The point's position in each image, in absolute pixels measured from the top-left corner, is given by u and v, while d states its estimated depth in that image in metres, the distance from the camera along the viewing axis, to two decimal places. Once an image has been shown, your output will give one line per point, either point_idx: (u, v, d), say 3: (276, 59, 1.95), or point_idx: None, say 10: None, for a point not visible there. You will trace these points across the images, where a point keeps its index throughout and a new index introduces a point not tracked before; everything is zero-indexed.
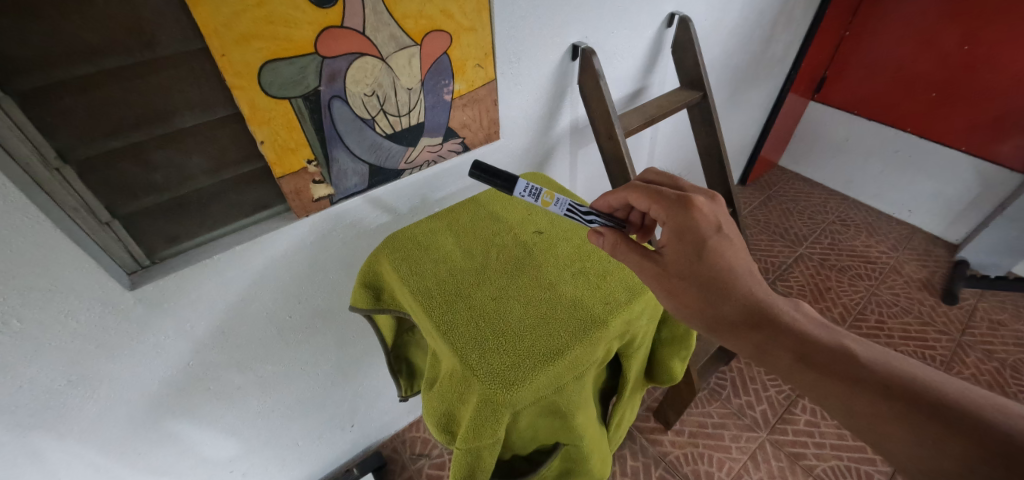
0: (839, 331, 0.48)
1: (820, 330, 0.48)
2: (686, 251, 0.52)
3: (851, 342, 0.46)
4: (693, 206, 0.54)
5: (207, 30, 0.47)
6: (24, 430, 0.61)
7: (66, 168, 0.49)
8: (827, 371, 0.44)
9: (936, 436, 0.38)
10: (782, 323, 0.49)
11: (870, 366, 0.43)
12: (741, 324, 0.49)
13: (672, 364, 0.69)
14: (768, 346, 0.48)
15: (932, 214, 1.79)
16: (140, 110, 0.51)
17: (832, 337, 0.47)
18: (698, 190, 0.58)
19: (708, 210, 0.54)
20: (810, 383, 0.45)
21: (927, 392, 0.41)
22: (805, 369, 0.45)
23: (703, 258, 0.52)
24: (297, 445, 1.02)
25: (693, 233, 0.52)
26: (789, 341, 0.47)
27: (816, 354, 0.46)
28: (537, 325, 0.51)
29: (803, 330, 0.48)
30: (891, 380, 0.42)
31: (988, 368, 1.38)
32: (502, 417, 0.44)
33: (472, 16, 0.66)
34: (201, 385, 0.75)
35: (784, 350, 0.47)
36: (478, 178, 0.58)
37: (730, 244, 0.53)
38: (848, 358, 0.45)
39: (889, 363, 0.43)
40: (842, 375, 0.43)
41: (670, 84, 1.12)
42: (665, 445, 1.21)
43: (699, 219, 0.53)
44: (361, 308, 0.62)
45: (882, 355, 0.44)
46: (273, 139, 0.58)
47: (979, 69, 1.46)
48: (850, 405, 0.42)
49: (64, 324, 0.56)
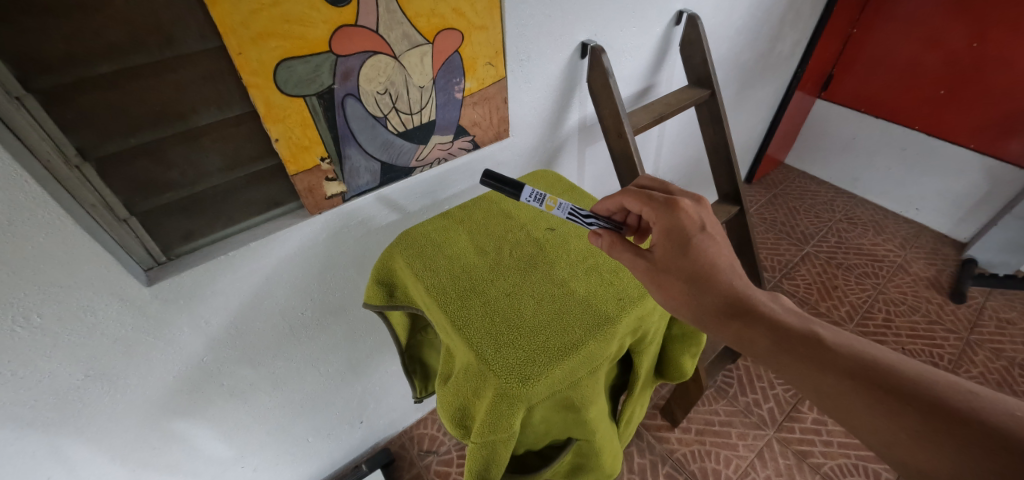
0: (811, 317, 0.48)
1: (793, 317, 0.48)
2: (672, 249, 0.52)
3: (818, 327, 0.46)
4: (678, 208, 0.54)
5: (225, 28, 0.48)
6: (43, 424, 0.62)
7: (86, 166, 0.51)
8: (797, 354, 0.45)
9: (894, 410, 0.39)
10: (760, 312, 0.49)
11: (835, 349, 0.44)
12: (723, 314, 0.49)
13: (682, 360, 0.69)
14: (746, 333, 0.48)
15: (941, 213, 1.78)
16: (158, 108, 0.52)
17: (803, 323, 0.47)
18: (686, 194, 0.59)
19: (693, 212, 0.54)
20: (783, 366, 0.45)
21: (886, 370, 0.41)
22: (778, 352, 0.46)
23: (689, 250, 0.52)
24: (307, 442, 1.03)
25: (680, 233, 0.53)
26: (763, 328, 0.47)
27: (788, 338, 0.46)
28: (551, 321, 0.51)
29: (776, 317, 0.48)
30: (854, 360, 0.42)
31: (997, 367, 1.37)
32: (516, 412, 0.45)
33: (483, 14, 0.66)
34: (214, 381, 0.76)
35: (759, 334, 0.47)
36: (489, 185, 0.59)
37: (717, 244, 0.53)
38: (815, 341, 0.45)
39: (853, 345, 0.44)
40: (809, 356, 0.44)
41: (678, 82, 1.12)
42: (673, 443, 1.21)
43: (685, 220, 0.53)
44: (374, 304, 0.63)
45: (847, 339, 0.45)
46: (288, 136, 0.59)
47: (988, 66, 1.45)
48: (817, 385, 0.43)
49: (84, 319, 0.56)
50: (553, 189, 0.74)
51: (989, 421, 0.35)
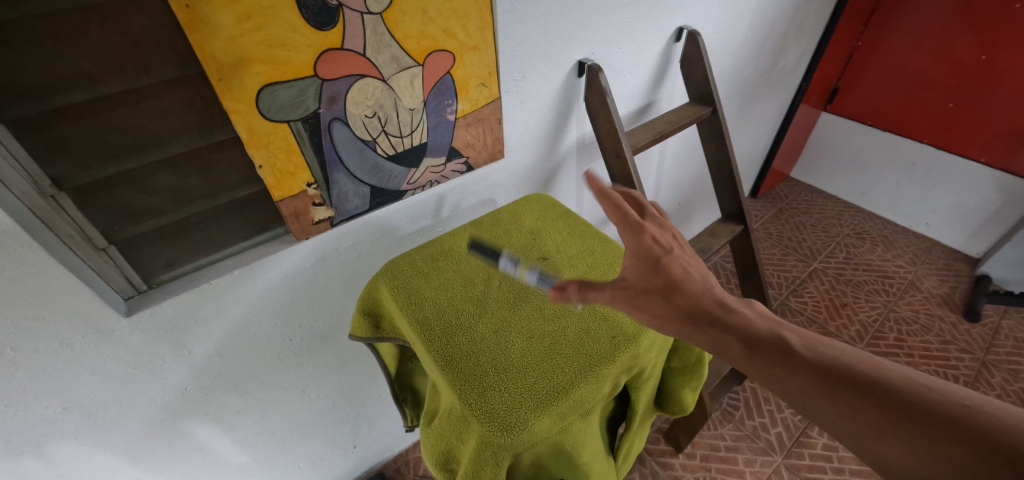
0: (778, 321, 0.46)
1: (759, 319, 0.46)
2: (646, 270, 0.48)
3: (785, 331, 0.44)
4: (644, 231, 0.49)
5: (204, 54, 0.46)
6: (16, 456, 0.59)
7: (60, 195, 0.49)
8: (767, 357, 0.43)
9: (856, 407, 0.38)
10: (732, 320, 0.46)
11: (802, 351, 0.42)
12: (688, 315, 0.46)
13: (684, 394, 0.66)
14: (721, 339, 0.45)
15: (952, 228, 1.74)
16: (137, 136, 0.51)
17: (769, 327, 0.45)
18: (654, 211, 0.53)
19: (662, 238, 0.50)
20: (755, 369, 0.43)
21: (847, 368, 0.40)
22: (752, 355, 0.43)
23: (659, 269, 0.48)
24: (298, 467, 1.00)
25: (649, 254, 0.49)
26: (733, 330, 0.45)
27: (758, 342, 0.44)
28: (540, 360, 0.48)
29: (747, 322, 0.45)
30: (818, 360, 0.41)
31: (1014, 389, 1.32)
32: (502, 460, 0.42)
33: (475, 34, 0.65)
34: (200, 409, 0.73)
35: (733, 340, 0.45)
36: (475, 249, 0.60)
37: (686, 262, 0.49)
38: (782, 345, 0.43)
39: (818, 346, 0.43)
40: (775, 358, 0.42)
41: (680, 99, 1.11)
42: (677, 469, 1.17)
43: (653, 243, 0.49)
44: (360, 336, 0.60)
45: (811, 339, 0.43)
46: (272, 163, 0.57)
47: (996, 79, 1.42)
48: (788, 386, 0.41)
49: (59, 352, 0.54)
50: (549, 216, 0.70)
51: (939, 411, 0.35)
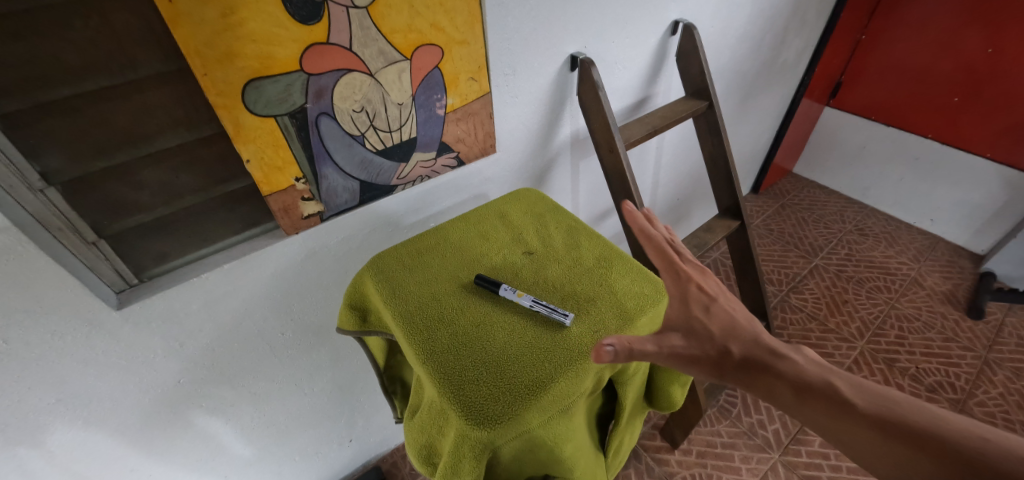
0: (830, 369, 0.44)
1: (810, 366, 0.45)
2: (696, 316, 0.50)
3: (837, 379, 0.43)
4: (688, 280, 0.54)
5: (187, 49, 0.47)
6: (13, 447, 0.61)
7: (50, 190, 0.49)
8: (818, 406, 0.42)
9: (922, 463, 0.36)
10: (779, 368, 0.45)
11: (857, 402, 0.41)
12: (744, 363, 0.46)
13: (671, 389, 0.66)
14: (771, 387, 0.44)
15: (955, 224, 1.72)
16: (123, 132, 0.51)
17: (820, 374, 0.44)
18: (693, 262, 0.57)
19: (712, 289, 0.53)
20: (808, 419, 0.42)
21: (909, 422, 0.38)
22: (802, 405, 0.42)
23: (708, 315, 0.50)
24: (294, 460, 1.01)
25: (696, 301, 0.52)
26: (780, 377, 0.44)
27: (809, 391, 0.43)
28: (521, 354, 0.48)
29: (797, 368, 0.45)
30: (875, 414, 0.40)
31: (1017, 387, 1.30)
32: (481, 454, 0.43)
33: (463, 29, 0.64)
34: (195, 401, 0.74)
35: (781, 388, 0.44)
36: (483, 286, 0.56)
37: (731, 308, 0.51)
38: (832, 394, 0.42)
39: (875, 397, 0.41)
40: (827, 408, 0.41)
41: (676, 93, 1.10)
42: (672, 466, 1.17)
43: (696, 291, 0.52)
44: (347, 329, 0.60)
45: (866, 389, 0.42)
46: (259, 157, 0.58)
47: (1003, 73, 1.39)
48: (844, 439, 0.40)
49: (50, 345, 0.55)
50: (540, 211, 0.69)
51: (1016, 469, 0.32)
